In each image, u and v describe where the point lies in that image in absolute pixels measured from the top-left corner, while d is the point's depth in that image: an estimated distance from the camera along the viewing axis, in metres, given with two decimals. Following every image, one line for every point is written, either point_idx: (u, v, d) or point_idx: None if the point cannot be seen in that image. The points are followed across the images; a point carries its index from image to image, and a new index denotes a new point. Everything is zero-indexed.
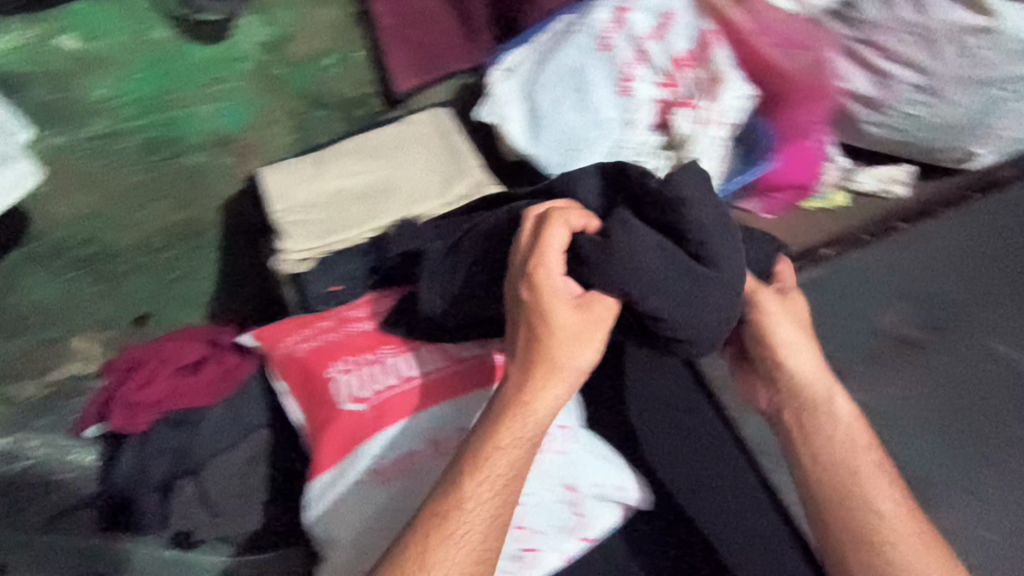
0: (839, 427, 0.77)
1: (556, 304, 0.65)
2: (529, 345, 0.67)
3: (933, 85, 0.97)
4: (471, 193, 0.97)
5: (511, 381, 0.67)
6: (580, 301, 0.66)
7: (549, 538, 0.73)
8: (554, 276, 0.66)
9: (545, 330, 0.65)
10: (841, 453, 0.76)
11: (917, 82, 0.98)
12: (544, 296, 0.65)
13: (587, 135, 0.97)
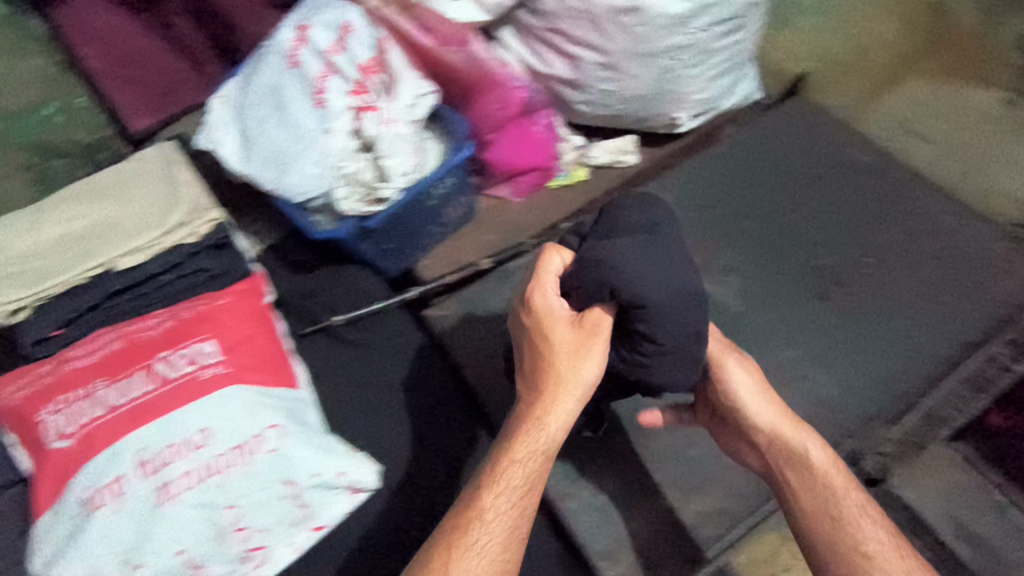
0: (824, 466, 0.81)
1: (560, 329, 0.75)
2: (536, 375, 0.74)
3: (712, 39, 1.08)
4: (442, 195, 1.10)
5: (525, 407, 0.74)
6: (579, 327, 0.75)
7: (242, 518, 0.80)
8: (555, 306, 0.77)
9: (549, 351, 0.74)
10: (834, 483, 0.79)
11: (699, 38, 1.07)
12: (546, 324, 0.75)
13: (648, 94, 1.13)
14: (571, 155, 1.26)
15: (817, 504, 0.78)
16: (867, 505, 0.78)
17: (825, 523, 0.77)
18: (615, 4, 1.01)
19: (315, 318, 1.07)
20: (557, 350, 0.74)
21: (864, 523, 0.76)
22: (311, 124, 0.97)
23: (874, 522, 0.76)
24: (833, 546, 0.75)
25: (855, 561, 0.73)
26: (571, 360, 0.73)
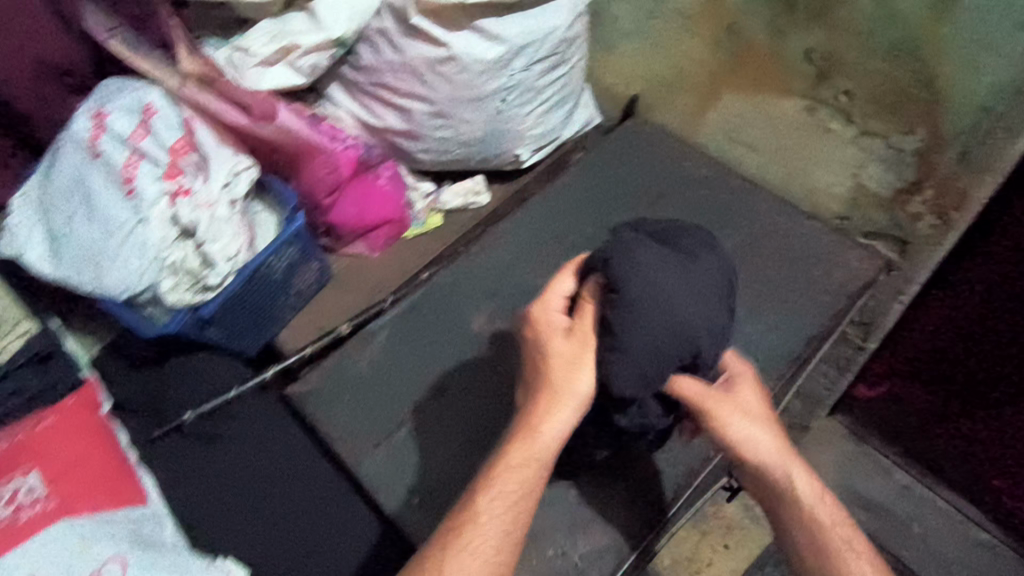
0: (809, 494, 0.79)
1: (555, 341, 0.77)
2: (537, 382, 0.77)
3: (534, 71, 1.08)
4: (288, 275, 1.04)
5: (523, 416, 0.76)
6: (571, 337, 0.77)
7: None
8: (552, 317, 0.79)
9: (546, 358, 0.77)
10: (817, 505, 0.79)
11: (521, 71, 1.06)
12: (539, 334, 0.78)
13: (478, 137, 1.13)
14: (422, 202, 1.25)
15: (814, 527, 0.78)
16: (847, 520, 0.79)
17: (813, 538, 0.78)
18: (430, 55, 1.01)
19: (164, 419, 0.98)
20: (551, 356, 0.76)
21: (854, 540, 0.78)
22: (124, 216, 0.89)
23: (853, 533, 0.78)
24: (817, 556, 0.77)
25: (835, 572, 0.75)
26: (559, 370, 0.75)
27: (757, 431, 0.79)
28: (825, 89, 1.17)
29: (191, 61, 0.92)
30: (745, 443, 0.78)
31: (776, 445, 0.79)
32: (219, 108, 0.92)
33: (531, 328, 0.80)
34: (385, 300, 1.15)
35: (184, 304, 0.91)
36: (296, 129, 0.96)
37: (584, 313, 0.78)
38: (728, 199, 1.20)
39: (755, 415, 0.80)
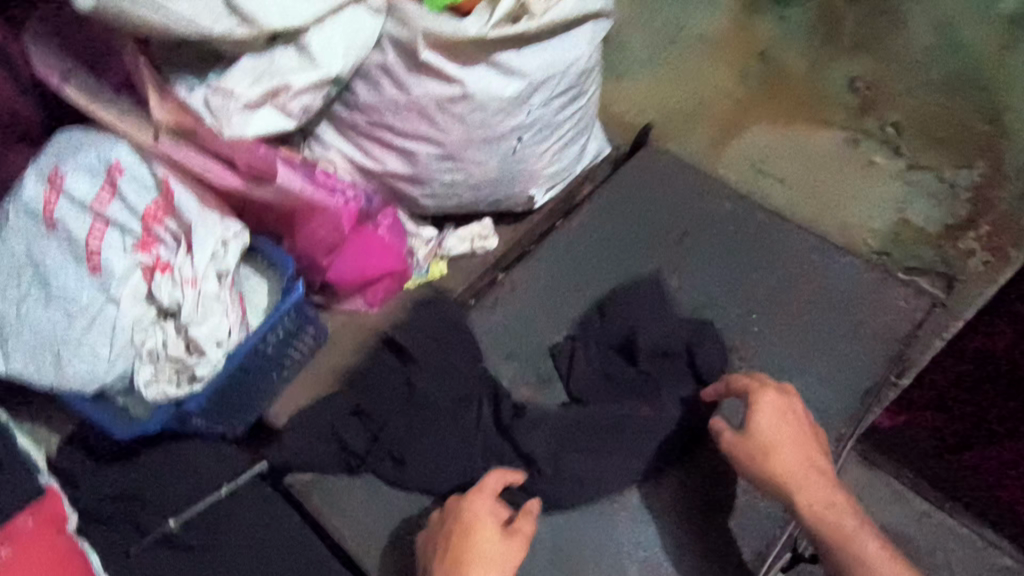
0: (820, 512, 0.75)
1: (486, 517, 0.78)
2: (458, 543, 0.75)
3: (551, 106, 0.97)
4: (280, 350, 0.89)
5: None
6: (501, 522, 0.78)
7: None
8: (484, 497, 0.80)
9: (467, 526, 0.77)
10: (842, 525, 0.73)
11: (537, 106, 0.95)
12: (473, 501, 0.79)
13: (490, 178, 1.02)
14: (424, 249, 1.13)
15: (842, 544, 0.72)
16: (880, 537, 0.73)
17: (839, 558, 0.73)
18: (440, 94, 0.89)
19: (143, 525, 0.84)
20: (472, 526, 0.77)
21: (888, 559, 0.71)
22: (89, 296, 0.75)
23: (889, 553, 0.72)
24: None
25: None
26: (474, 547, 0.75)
27: (771, 459, 0.77)
28: (871, 121, 1.16)
29: (167, 109, 0.77)
30: (762, 470, 0.78)
31: (791, 468, 0.77)
32: (202, 165, 0.77)
33: (448, 506, 0.80)
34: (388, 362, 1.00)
35: (166, 399, 0.76)
36: (301, 191, 0.80)
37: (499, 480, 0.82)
38: (757, 237, 1.11)
39: (767, 442, 0.78)
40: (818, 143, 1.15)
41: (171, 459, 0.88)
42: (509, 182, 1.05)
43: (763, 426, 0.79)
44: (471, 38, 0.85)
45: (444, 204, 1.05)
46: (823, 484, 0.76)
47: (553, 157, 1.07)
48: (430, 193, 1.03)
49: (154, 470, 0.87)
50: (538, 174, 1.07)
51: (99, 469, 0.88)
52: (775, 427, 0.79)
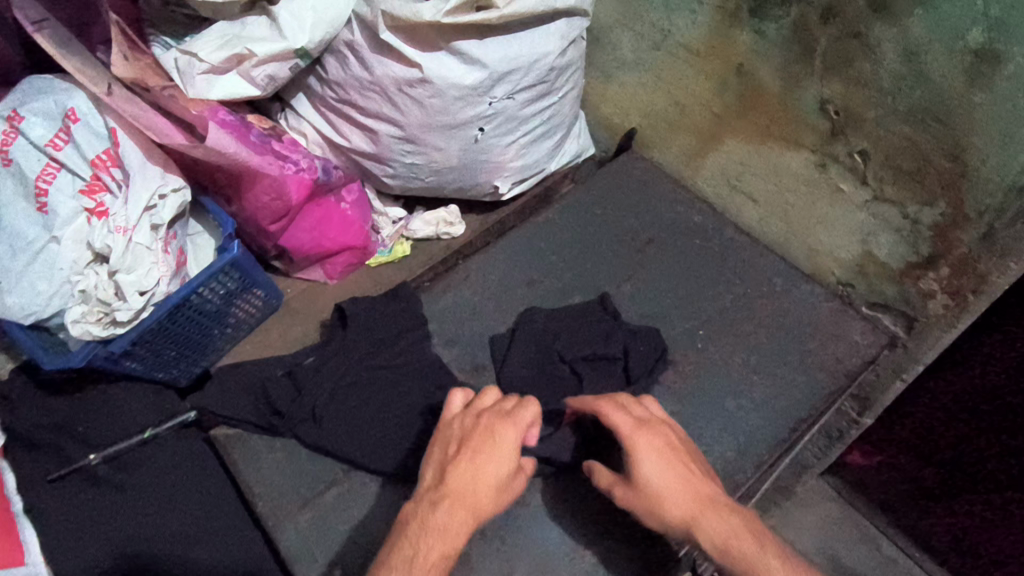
0: (721, 542, 0.71)
1: (500, 462, 0.74)
2: (454, 484, 0.73)
3: (515, 98, 0.97)
4: (219, 306, 0.93)
5: (427, 501, 0.73)
6: (511, 476, 0.75)
7: None
8: (511, 446, 0.75)
9: (470, 464, 0.74)
10: (745, 548, 0.71)
11: (500, 97, 0.95)
12: (494, 447, 0.75)
13: (453, 166, 1.03)
14: (390, 228, 1.13)
15: (749, 572, 0.70)
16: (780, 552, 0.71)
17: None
18: (402, 76, 0.90)
19: (69, 458, 0.88)
20: (484, 472, 0.73)
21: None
22: (34, 233, 0.79)
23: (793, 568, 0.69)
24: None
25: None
26: (472, 488, 0.73)
27: (665, 507, 0.74)
28: (839, 146, 0.95)
29: (126, 66, 0.81)
30: (660, 519, 0.74)
31: (688, 511, 0.73)
32: (148, 120, 0.81)
33: (455, 430, 0.78)
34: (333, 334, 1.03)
35: (89, 338, 0.80)
36: (234, 152, 0.84)
37: (520, 433, 0.77)
38: (720, 254, 1.10)
39: (657, 488, 0.74)
40: (787, 162, 1.02)
41: (108, 399, 0.92)
42: (473, 171, 1.06)
43: (643, 477, 0.75)
44: (427, 22, 0.84)
45: (409, 185, 1.07)
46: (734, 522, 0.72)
47: (521, 151, 1.07)
48: (394, 174, 1.05)
49: (89, 408, 0.91)
50: (505, 167, 1.08)
51: (38, 399, 0.92)
52: (660, 471, 0.75)
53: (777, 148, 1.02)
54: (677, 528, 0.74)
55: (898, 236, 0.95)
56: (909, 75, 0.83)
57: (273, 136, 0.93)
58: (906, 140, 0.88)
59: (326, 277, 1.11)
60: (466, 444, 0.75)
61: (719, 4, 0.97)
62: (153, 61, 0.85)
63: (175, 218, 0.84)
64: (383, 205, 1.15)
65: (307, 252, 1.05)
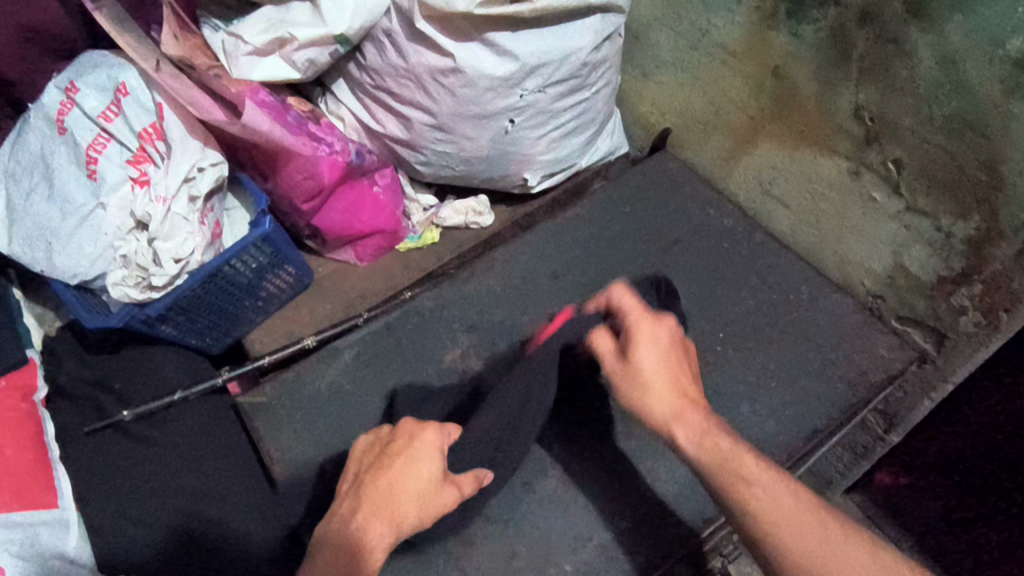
0: (701, 442, 0.72)
1: (421, 469, 0.70)
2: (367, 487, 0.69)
3: (546, 91, 0.98)
4: (252, 279, 0.97)
5: (339, 518, 0.68)
6: (435, 484, 0.70)
7: None
8: (431, 452, 0.72)
9: (382, 473, 0.70)
10: (728, 455, 0.71)
11: (532, 89, 0.96)
12: (411, 455, 0.71)
13: (483, 155, 1.05)
14: (421, 215, 1.16)
15: (730, 477, 0.69)
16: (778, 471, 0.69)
17: (726, 483, 0.69)
18: (434, 65, 0.92)
19: (104, 410, 0.93)
20: (400, 482, 0.69)
21: (772, 484, 0.68)
22: (83, 199, 0.84)
23: (780, 477, 0.68)
24: (737, 508, 0.68)
25: (783, 548, 0.64)
26: (382, 500, 0.68)
27: (650, 398, 0.75)
28: (873, 153, 0.93)
29: (175, 44, 0.86)
30: (645, 413, 0.75)
31: (673, 404, 0.75)
32: (192, 96, 0.85)
33: (366, 450, 0.74)
34: (359, 315, 1.07)
35: (128, 300, 0.85)
36: (268, 130, 0.87)
37: (442, 436, 0.74)
38: (747, 258, 1.08)
39: (650, 376, 0.75)
40: (821, 168, 1.00)
41: (143, 359, 0.97)
42: (503, 162, 1.07)
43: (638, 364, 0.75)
44: (459, 13, 0.86)
45: (440, 172, 1.10)
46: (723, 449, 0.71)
47: (552, 145, 1.08)
48: (425, 162, 1.07)
49: (125, 367, 0.97)
50: (535, 160, 1.09)
51: (83, 355, 0.98)
52: (655, 364, 0.76)
53: (810, 153, 1.00)
54: (660, 429, 0.75)
55: (931, 249, 0.93)
56: (948, 82, 0.82)
57: (311, 119, 0.97)
58: (941, 151, 0.86)
59: (358, 259, 1.14)
60: (383, 456, 0.71)
61: (758, 4, 0.96)
62: (202, 42, 0.90)
63: (213, 192, 0.89)
64: (415, 191, 1.17)
65: (340, 234, 1.08)
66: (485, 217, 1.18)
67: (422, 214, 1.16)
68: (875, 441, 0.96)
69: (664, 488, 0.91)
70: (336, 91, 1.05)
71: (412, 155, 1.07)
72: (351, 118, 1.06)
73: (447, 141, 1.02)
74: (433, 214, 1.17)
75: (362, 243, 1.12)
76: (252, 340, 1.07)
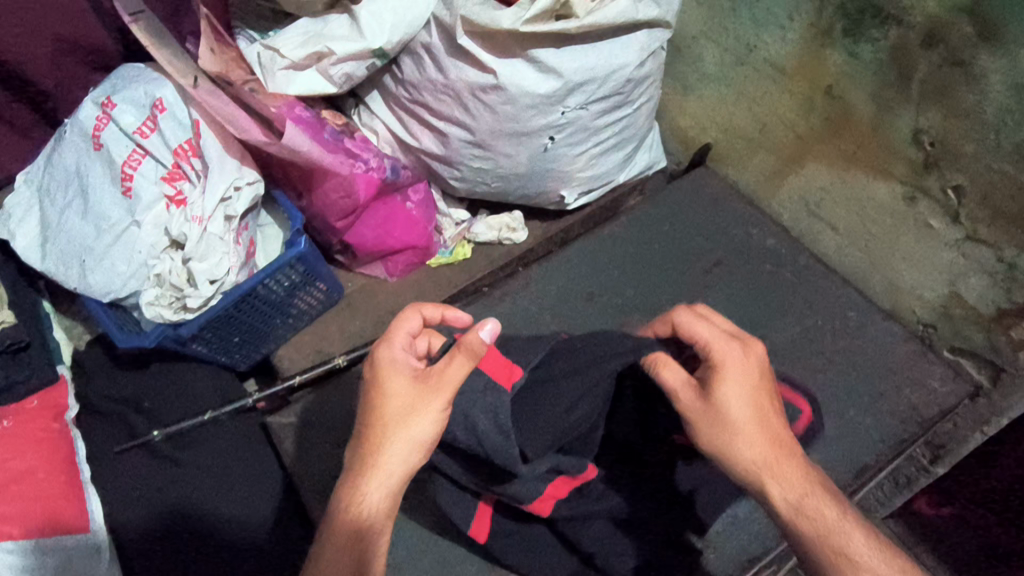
0: (801, 493, 0.65)
1: (396, 383, 0.67)
2: (366, 436, 0.66)
3: (590, 108, 0.95)
4: (283, 298, 0.95)
5: (355, 466, 0.66)
6: (418, 381, 0.67)
7: None
8: (397, 355, 0.68)
9: (381, 411, 0.66)
10: (816, 500, 0.65)
11: (576, 105, 0.93)
12: (379, 377, 0.67)
13: (524, 174, 1.02)
14: (452, 230, 1.13)
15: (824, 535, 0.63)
16: (856, 518, 0.65)
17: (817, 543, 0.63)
18: (476, 81, 0.89)
19: (135, 431, 0.92)
20: (377, 407, 0.66)
21: (847, 524, 0.64)
22: (117, 215, 0.83)
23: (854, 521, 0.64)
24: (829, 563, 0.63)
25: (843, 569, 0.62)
26: (400, 426, 0.65)
27: (741, 444, 0.66)
28: (932, 179, 0.89)
29: (212, 59, 0.83)
30: (740, 452, 0.66)
31: (763, 441, 0.67)
32: (229, 114, 0.83)
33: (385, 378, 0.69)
34: None
35: (162, 320, 0.83)
36: (307, 151, 0.86)
37: (409, 326, 0.71)
38: (791, 281, 1.05)
39: (740, 420, 0.67)
40: (873, 192, 0.97)
41: (172, 378, 0.95)
42: (543, 180, 1.05)
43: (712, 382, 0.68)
44: (504, 31, 0.84)
45: (474, 187, 1.07)
46: (812, 494, 0.65)
47: (593, 161, 1.05)
48: (459, 179, 1.05)
49: (155, 384, 0.95)
50: (573, 177, 1.06)
51: (110, 370, 0.96)
52: (732, 405, 0.67)
53: (863, 175, 0.97)
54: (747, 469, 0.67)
55: (990, 280, 0.89)
56: (1017, 111, 0.77)
57: (346, 134, 0.94)
58: (1007, 180, 0.82)
59: (389, 276, 1.11)
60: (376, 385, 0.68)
61: (812, 20, 0.92)
62: (238, 55, 0.87)
63: (248, 210, 0.88)
64: (448, 206, 1.14)
65: (372, 250, 1.05)
66: (521, 232, 1.14)
67: (454, 229, 1.13)
68: (918, 472, 0.95)
69: None
70: (371, 105, 1.02)
71: (447, 171, 1.04)
72: (385, 133, 1.03)
73: (483, 159, 1.00)
74: (468, 229, 1.13)
75: (393, 257, 1.09)
76: (281, 356, 1.05)
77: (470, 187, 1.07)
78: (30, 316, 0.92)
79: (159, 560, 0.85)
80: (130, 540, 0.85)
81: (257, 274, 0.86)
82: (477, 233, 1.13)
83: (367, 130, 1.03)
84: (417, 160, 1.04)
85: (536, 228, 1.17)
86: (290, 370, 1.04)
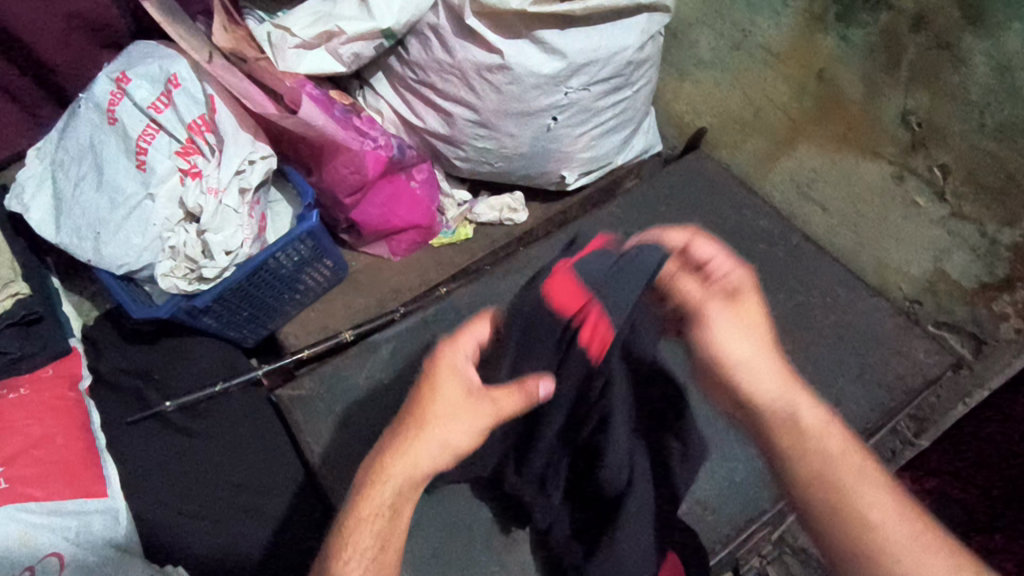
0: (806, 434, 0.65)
1: (451, 386, 0.67)
2: (404, 425, 0.66)
3: (591, 90, 0.98)
4: (294, 274, 0.98)
5: (374, 463, 0.66)
6: (473, 390, 0.67)
7: None
8: (458, 358, 0.69)
9: (428, 409, 0.66)
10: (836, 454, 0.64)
11: (578, 86, 0.96)
12: (438, 375, 0.67)
13: (525, 153, 1.05)
14: (455, 211, 1.14)
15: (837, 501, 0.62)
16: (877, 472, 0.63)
17: (820, 499, 0.63)
18: (481, 61, 0.92)
19: (148, 402, 0.93)
20: (442, 394, 0.66)
21: (871, 496, 0.62)
22: (131, 189, 0.84)
23: (860, 468, 0.63)
24: (838, 517, 0.62)
25: (844, 508, 0.61)
26: (449, 430, 0.64)
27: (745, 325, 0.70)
28: (920, 159, 0.95)
29: (225, 37, 0.86)
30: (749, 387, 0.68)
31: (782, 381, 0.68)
32: (243, 89, 0.86)
33: (453, 378, 0.67)
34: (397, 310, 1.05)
35: (177, 291, 0.85)
36: (322, 126, 0.88)
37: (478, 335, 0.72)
38: (784, 259, 1.07)
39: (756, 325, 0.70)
40: (863, 172, 1.01)
41: (181, 352, 0.97)
42: (543, 161, 1.08)
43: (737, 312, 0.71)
44: (512, 10, 0.87)
45: (476, 169, 1.10)
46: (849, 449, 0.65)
47: (592, 142, 1.08)
48: (462, 160, 1.07)
49: (164, 356, 0.97)
50: (572, 159, 1.09)
51: (122, 344, 0.98)
52: (734, 334, 0.70)
53: (853, 156, 1.01)
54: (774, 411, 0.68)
55: (974, 255, 0.95)
56: (999, 90, 0.84)
57: (354, 113, 0.97)
58: (990, 156, 0.88)
59: (394, 257, 1.14)
60: (436, 382, 0.67)
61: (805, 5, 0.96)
62: (247, 33, 0.89)
63: (260, 185, 0.89)
64: (451, 187, 1.16)
65: (379, 230, 1.08)
66: (521, 213, 1.17)
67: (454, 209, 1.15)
68: (903, 444, 0.99)
69: (702, 488, 0.92)
70: (377, 86, 1.04)
71: (452, 153, 1.07)
72: (391, 114, 1.05)
73: (485, 139, 1.02)
74: (469, 211, 1.16)
75: (398, 237, 1.11)
76: (286, 333, 1.07)
77: (472, 168, 1.09)
78: (43, 291, 0.94)
79: (178, 523, 0.86)
80: (146, 507, 0.87)
81: (272, 245, 0.89)
82: (478, 215, 1.16)
83: (373, 112, 1.05)
84: (421, 140, 1.07)
85: (537, 209, 1.20)
86: (295, 347, 1.06)
